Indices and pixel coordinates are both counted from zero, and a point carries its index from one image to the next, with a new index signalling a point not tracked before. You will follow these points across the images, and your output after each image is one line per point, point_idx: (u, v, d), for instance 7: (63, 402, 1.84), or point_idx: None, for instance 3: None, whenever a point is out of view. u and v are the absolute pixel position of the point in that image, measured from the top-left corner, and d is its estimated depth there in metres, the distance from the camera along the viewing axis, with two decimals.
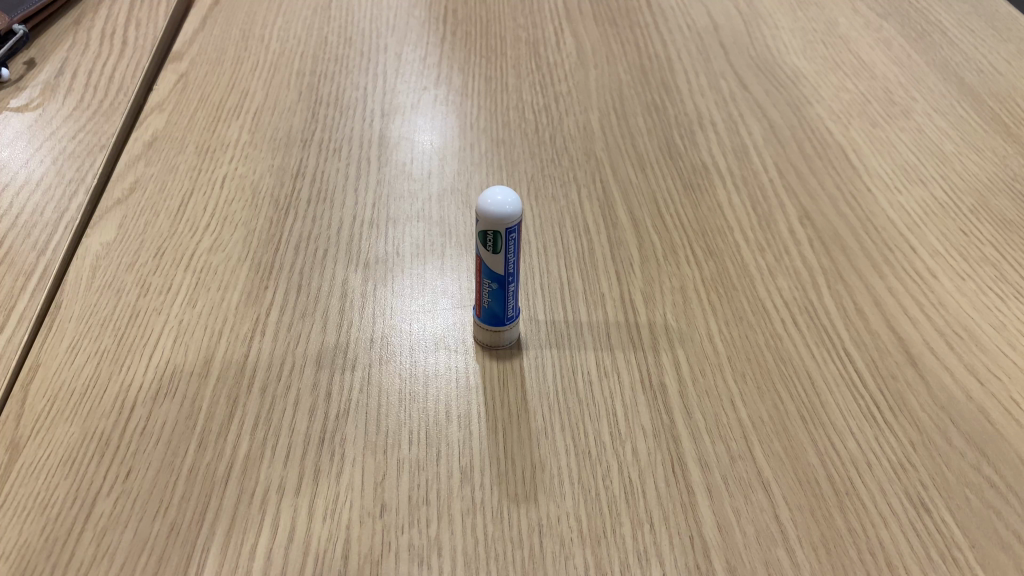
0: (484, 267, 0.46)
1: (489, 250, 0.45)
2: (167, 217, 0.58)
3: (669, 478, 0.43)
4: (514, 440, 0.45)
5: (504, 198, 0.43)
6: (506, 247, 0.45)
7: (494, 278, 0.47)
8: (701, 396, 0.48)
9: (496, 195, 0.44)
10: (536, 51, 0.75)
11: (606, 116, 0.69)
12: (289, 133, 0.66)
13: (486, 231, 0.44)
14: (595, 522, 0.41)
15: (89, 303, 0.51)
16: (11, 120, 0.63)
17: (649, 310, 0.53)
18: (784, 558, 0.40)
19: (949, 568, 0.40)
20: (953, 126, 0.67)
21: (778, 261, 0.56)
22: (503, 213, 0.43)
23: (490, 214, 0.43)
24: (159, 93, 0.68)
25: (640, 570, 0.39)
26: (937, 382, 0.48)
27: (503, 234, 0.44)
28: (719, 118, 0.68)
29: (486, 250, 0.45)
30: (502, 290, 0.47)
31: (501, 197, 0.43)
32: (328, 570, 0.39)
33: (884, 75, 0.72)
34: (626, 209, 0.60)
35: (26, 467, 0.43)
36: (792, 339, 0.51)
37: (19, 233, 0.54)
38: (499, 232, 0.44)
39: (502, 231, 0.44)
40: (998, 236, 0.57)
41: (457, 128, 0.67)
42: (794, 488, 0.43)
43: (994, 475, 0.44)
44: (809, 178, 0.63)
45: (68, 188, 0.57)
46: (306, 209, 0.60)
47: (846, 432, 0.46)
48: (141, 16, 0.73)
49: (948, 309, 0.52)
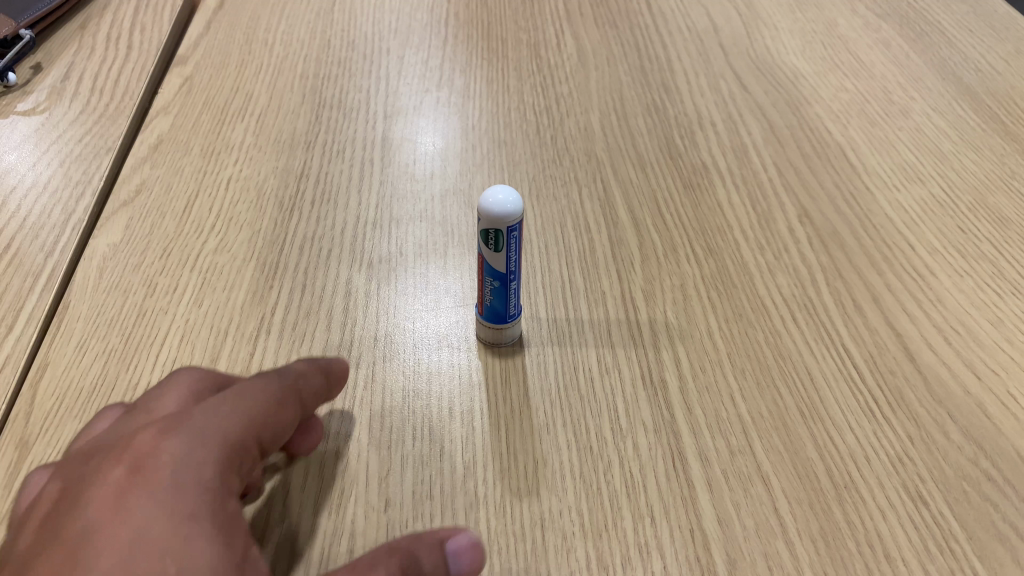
0: (486, 264, 0.47)
1: (490, 248, 0.46)
2: (173, 218, 0.59)
3: (669, 473, 0.44)
4: (516, 436, 0.46)
5: (505, 197, 0.44)
6: (507, 246, 0.45)
7: (495, 276, 0.47)
8: (701, 393, 0.48)
9: (497, 194, 0.44)
10: (537, 53, 0.76)
11: (607, 117, 0.69)
12: (292, 135, 0.67)
13: (487, 230, 0.45)
14: (597, 516, 0.42)
15: (97, 304, 0.52)
16: (17, 124, 0.64)
17: (649, 308, 0.54)
18: (784, 552, 0.40)
19: (947, 560, 0.40)
20: (951, 125, 0.67)
21: (778, 260, 0.57)
22: (504, 211, 0.44)
23: (491, 213, 0.44)
24: (163, 96, 0.68)
25: (640, 564, 0.40)
26: (935, 378, 0.49)
27: (504, 233, 0.44)
28: (719, 119, 0.69)
29: (487, 247, 0.46)
30: (504, 289, 0.48)
31: (503, 194, 0.44)
32: (333, 565, 0.40)
33: (883, 75, 0.73)
34: (626, 209, 0.61)
35: (35, 465, 0.43)
36: (791, 336, 0.51)
37: (27, 235, 0.55)
38: (501, 230, 0.44)
39: (503, 228, 0.44)
40: (996, 234, 0.58)
41: (459, 130, 0.68)
42: (794, 483, 0.43)
43: (991, 469, 0.44)
44: (808, 177, 0.63)
45: (76, 191, 0.58)
46: (310, 210, 0.60)
47: (844, 427, 0.46)
48: (145, 21, 0.74)
49: (946, 306, 0.53)
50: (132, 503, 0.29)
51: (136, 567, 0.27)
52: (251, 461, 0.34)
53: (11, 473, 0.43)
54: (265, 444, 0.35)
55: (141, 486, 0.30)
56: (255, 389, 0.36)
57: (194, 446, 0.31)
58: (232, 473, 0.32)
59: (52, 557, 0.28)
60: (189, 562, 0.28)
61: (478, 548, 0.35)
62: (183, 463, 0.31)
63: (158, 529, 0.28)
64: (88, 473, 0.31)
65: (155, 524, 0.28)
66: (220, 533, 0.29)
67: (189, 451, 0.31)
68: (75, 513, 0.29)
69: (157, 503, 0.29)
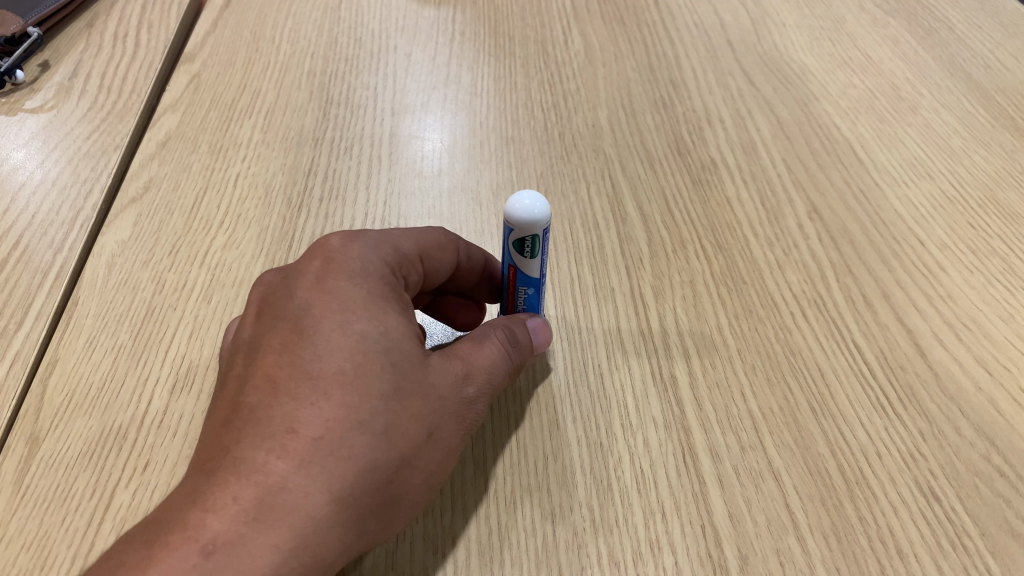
0: (520, 271, 0.46)
1: (526, 257, 0.44)
2: (181, 215, 0.59)
3: (680, 469, 0.44)
4: (525, 432, 0.46)
5: (532, 201, 0.42)
6: (542, 251, 0.44)
7: (529, 282, 0.47)
8: (711, 388, 0.48)
9: (524, 198, 0.42)
10: (544, 50, 0.76)
11: (615, 113, 0.69)
12: (301, 132, 0.67)
13: (521, 240, 0.43)
14: (608, 512, 0.42)
15: (105, 301, 0.52)
16: (25, 121, 0.64)
17: (659, 305, 0.53)
18: (795, 547, 0.41)
19: (959, 557, 0.40)
20: (959, 121, 0.67)
21: (787, 256, 0.56)
22: (540, 219, 0.42)
23: (528, 224, 0.42)
24: (170, 94, 0.69)
25: (652, 560, 0.40)
26: (946, 374, 0.49)
27: (541, 240, 0.43)
28: (727, 115, 0.69)
29: (521, 254, 0.44)
30: (538, 292, 0.48)
31: (533, 199, 0.42)
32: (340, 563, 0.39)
33: (891, 72, 0.72)
34: (635, 205, 0.61)
35: (45, 460, 0.44)
36: (801, 332, 0.51)
37: (36, 231, 0.55)
38: (536, 237, 0.43)
39: (537, 233, 0.43)
40: (1006, 230, 0.58)
41: (467, 126, 0.68)
42: (805, 479, 0.43)
43: (1003, 465, 0.44)
44: (817, 173, 0.63)
45: (83, 188, 0.58)
46: (319, 208, 0.60)
47: (856, 423, 0.46)
48: (152, 18, 0.74)
49: (956, 302, 0.53)
50: (335, 284, 0.38)
51: (353, 326, 0.36)
52: (414, 275, 0.43)
53: (20, 469, 0.43)
54: (426, 269, 0.44)
55: (339, 275, 0.38)
56: (422, 231, 0.44)
57: (371, 253, 0.40)
58: (397, 278, 0.41)
59: (284, 327, 0.37)
60: (388, 325, 0.37)
61: (547, 329, 0.46)
62: (368, 264, 0.39)
63: (359, 304, 0.37)
64: (290, 273, 0.40)
65: (358, 298, 0.37)
66: (401, 311, 0.39)
67: (367, 256, 0.40)
68: (290, 300, 0.38)
69: (355, 286, 0.38)
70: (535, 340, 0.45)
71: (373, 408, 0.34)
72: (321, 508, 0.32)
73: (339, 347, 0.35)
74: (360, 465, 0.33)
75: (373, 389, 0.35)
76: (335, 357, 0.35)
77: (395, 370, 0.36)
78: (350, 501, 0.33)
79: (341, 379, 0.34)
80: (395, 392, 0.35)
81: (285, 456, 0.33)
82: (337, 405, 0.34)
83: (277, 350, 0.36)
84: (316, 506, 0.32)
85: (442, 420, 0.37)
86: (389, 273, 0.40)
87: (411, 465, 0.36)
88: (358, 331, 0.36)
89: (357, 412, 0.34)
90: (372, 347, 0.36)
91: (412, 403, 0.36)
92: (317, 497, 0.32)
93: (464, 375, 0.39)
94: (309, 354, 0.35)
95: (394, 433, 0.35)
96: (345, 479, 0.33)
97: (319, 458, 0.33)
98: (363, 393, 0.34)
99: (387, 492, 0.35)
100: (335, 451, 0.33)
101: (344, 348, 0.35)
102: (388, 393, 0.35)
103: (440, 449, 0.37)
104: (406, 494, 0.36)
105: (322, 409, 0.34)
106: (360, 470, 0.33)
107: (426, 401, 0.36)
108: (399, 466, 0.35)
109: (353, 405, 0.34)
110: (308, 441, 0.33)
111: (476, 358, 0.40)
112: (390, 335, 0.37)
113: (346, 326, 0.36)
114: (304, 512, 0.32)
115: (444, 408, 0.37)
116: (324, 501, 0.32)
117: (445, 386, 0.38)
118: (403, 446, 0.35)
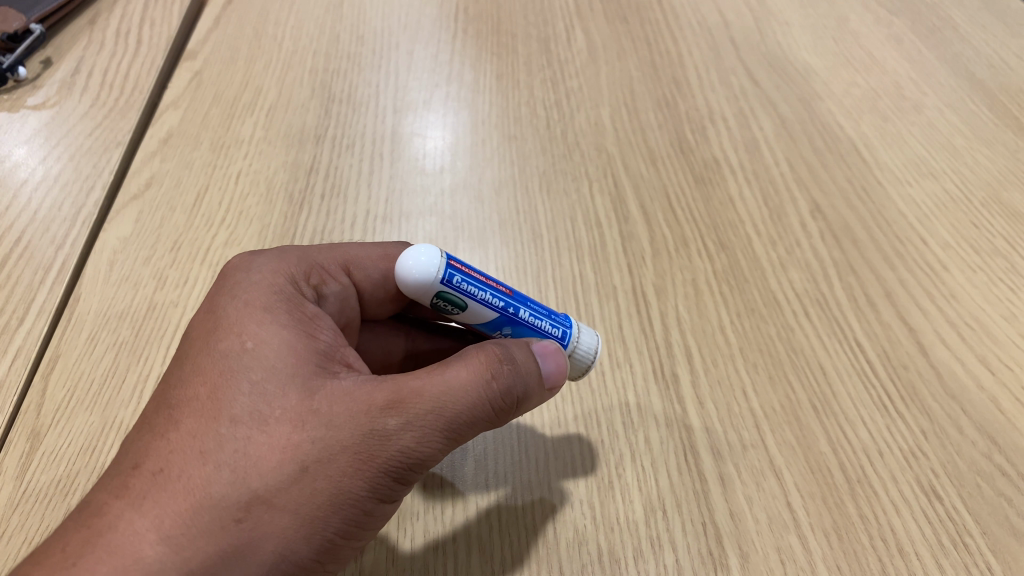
0: (479, 322, 0.39)
1: (459, 310, 0.38)
2: (183, 212, 0.59)
3: (681, 467, 0.44)
4: (548, 465, 0.45)
5: (409, 259, 0.36)
6: (465, 295, 0.37)
7: (499, 323, 0.39)
8: (713, 386, 0.48)
9: (405, 261, 0.37)
10: (546, 49, 0.76)
11: (617, 112, 0.69)
12: (303, 129, 0.67)
13: (435, 300, 0.38)
14: (609, 510, 0.42)
15: (107, 296, 0.52)
16: (27, 118, 0.64)
17: (661, 302, 0.53)
18: (796, 545, 0.41)
19: (961, 556, 0.40)
20: (963, 121, 0.67)
21: (790, 254, 0.56)
22: (419, 272, 0.36)
23: (416, 285, 0.36)
24: (172, 92, 0.68)
25: (653, 557, 0.40)
26: (949, 373, 0.48)
27: (444, 290, 0.37)
28: (730, 114, 0.68)
29: (457, 312, 0.39)
30: (517, 324, 0.40)
31: (412, 258, 0.36)
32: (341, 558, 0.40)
33: (895, 71, 0.72)
34: (637, 203, 0.61)
35: (46, 455, 0.44)
36: (803, 330, 0.51)
37: (37, 229, 0.55)
38: (439, 292, 0.37)
39: (438, 288, 0.37)
40: (1008, 229, 0.58)
41: (469, 124, 0.68)
42: (806, 477, 0.44)
43: (1005, 463, 0.44)
44: (819, 172, 0.63)
45: (85, 185, 0.58)
46: (320, 204, 0.60)
47: (857, 422, 0.46)
48: (155, 16, 0.74)
49: (959, 300, 0.53)
50: (219, 302, 0.36)
51: (218, 345, 0.35)
52: (333, 284, 0.41)
53: (21, 466, 0.43)
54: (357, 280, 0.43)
55: (222, 292, 0.37)
56: (353, 247, 0.43)
57: (268, 263, 0.38)
58: (301, 288, 0.39)
59: (193, 348, 0.35)
60: (259, 339, 0.34)
61: (560, 354, 0.38)
62: (254, 277, 0.37)
63: (229, 319, 0.35)
64: None
65: (232, 314, 0.36)
66: (293, 326, 0.36)
67: (259, 267, 0.38)
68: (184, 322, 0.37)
69: (231, 300, 0.36)
70: (544, 368, 0.37)
71: (219, 434, 0.32)
72: (150, 550, 0.29)
73: (201, 371, 0.34)
74: (196, 500, 0.30)
75: (223, 413, 0.32)
76: (193, 384, 0.34)
77: (254, 390, 0.33)
78: (182, 542, 0.30)
79: (191, 406, 0.33)
80: (250, 417, 0.32)
81: (125, 494, 0.31)
82: (184, 435, 0.32)
83: (161, 383, 0.36)
84: (145, 546, 0.29)
85: (321, 453, 0.31)
86: (285, 285, 0.38)
87: (266, 505, 0.30)
88: (222, 349, 0.34)
89: (201, 442, 0.32)
90: (230, 366, 0.34)
91: (270, 431, 0.32)
92: (145, 537, 0.30)
93: (389, 403, 0.33)
94: (174, 381, 0.34)
95: (245, 464, 0.31)
96: (177, 516, 0.30)
97: (158, 491, 0.31)
98: (211, 419, 0.32)
99: (234, 537, 0.30)
100: (171, 484, 0.31)
101: (203, 371, 0.34)
102: (239, 418, 0.32)
103: (324, 485, 0.31)
104: (268, 547, 0.30)
105: (166, 438, 0.32)
106: (196, 504, 0.30)
107: (296, 426, 0.32)
108: (250, 503, 0.30)
109: (196, 435, 0.32)
110: (149, 475, 0.31)
111: (418, 387, 0.34)
112: (257, 350, 0.34)
113: (212, 346, 0.35)
114: (130, 552, 0.29)
115: (333, 440, 0.32)
116: (153, 542, 0.30)
117: (341, 415, 0.32)
118: (255, 481, 0.31)
